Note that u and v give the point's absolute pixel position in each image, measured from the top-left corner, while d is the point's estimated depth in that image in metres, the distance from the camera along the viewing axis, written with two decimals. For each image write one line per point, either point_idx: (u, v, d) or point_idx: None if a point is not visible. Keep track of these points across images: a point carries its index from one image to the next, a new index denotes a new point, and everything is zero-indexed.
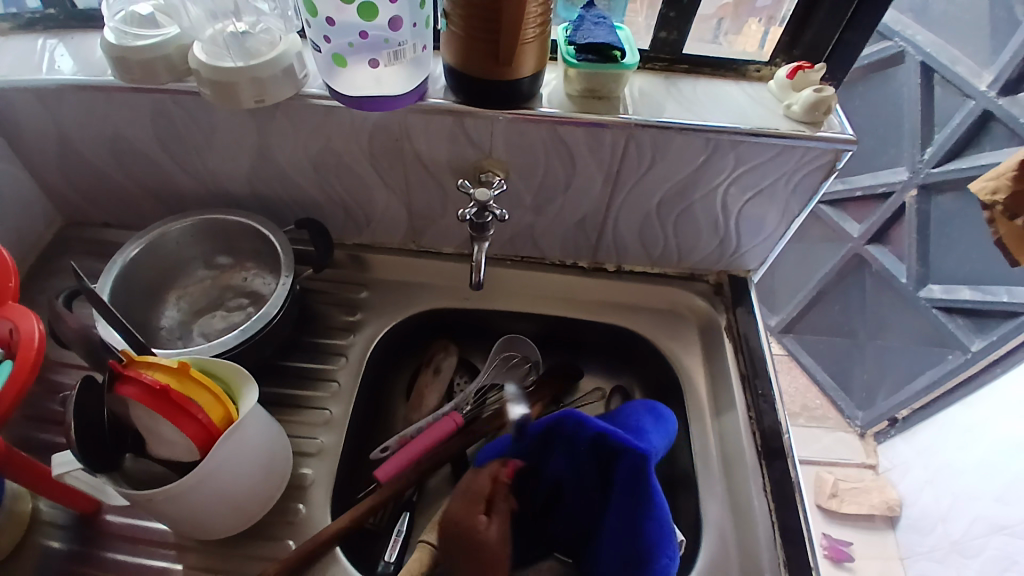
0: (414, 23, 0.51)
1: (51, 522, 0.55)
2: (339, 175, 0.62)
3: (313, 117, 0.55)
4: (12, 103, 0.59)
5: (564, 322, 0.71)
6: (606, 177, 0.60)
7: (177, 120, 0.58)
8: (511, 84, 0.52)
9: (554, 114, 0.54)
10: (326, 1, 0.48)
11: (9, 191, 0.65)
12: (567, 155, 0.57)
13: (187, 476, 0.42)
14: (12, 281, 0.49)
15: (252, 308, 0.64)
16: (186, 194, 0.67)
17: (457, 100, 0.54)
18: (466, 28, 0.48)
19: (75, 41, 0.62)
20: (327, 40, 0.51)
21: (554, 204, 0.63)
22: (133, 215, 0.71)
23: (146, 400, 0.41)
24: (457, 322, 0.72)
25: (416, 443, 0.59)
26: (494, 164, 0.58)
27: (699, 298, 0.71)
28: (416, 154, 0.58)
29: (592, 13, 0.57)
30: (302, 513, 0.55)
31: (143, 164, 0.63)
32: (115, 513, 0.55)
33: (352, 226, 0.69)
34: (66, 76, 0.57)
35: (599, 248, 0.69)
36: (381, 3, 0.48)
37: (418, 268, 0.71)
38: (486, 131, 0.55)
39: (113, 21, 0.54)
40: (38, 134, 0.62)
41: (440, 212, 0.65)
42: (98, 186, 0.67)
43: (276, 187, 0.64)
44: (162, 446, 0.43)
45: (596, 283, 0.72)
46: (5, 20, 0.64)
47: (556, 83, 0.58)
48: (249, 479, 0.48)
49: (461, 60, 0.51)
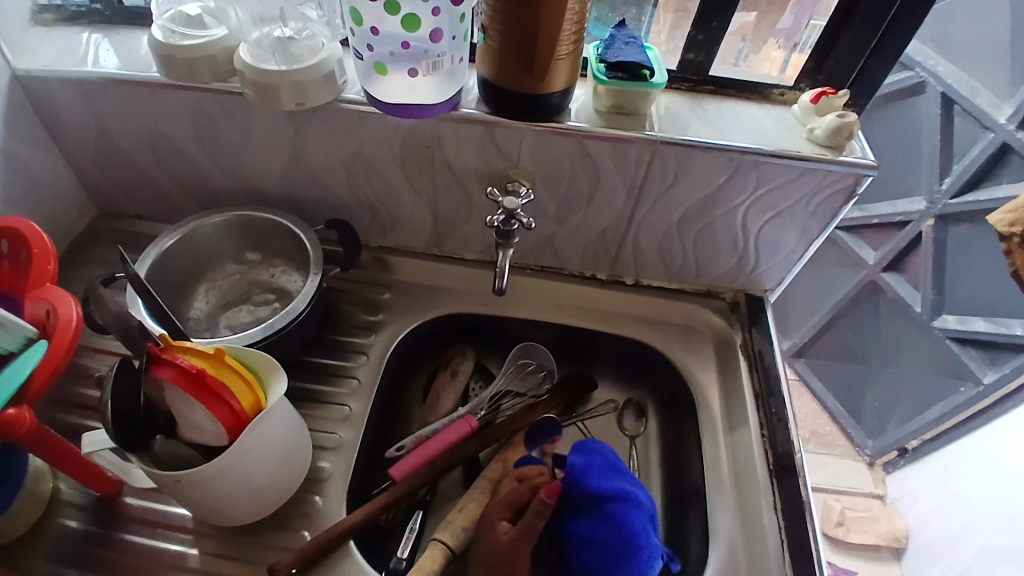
0: (453, 36, 0.53)
1: (72, 503, 0.56)
2: (369, 179, 0.64)
3: (348, 121, 0.58)
4: (59, 95, 0.62)
5: (581, 332, 0.72)
6: (630, 191, 0.61)
7: (216, 119, 0.60)
8: (541, 98, 0.53)
9: (582, 128, 0.56)
10: (371, 11, 0.51)
11: (50, 179, 0.67)
12: (593, 168, 0.59)
13: (219, 458, 0.44)
14: (52, 266, 0.51)
15: (278, 304, 0.66)
16: (219, 190, 0.69)
17: (488, 111, 0.56)
18: (504, 41, 0.50)
19: (119, 37, 0.64)
20: (369, 48, 0.53)
21: (577, 215, 0.64)
22: (166, 208, 0.73)
23: (182, 384, 0.42)
24: (475, 327, 0.73)
25: (432, 444, 0.61)
26: (520, 174, 0.60)
27: (715, 314, 0.72)
28: (445, 161, 0.60)
29: (623, 33, 0.58)
30: (318, 505, 0.56)
31: (181, 158, 0.66)
32: (134, 496, 0.57)
33: (378, 228, 0.70)
34: (111, 70, 0.59)
35: (619, 261, 0.70)
36: (424, 15, 0.51)
37: (440, 272, 0.73)
38: (515, 142, 0.57)
39: (162, 20, 0.56)
40: (82, 126, 0.64)
41: (464, 218, 0.67)
42: (134, 178, 0.70)
43: (307, 187, 0.66)
44: (193, 430, 0.44)
45: (613, 295, 0.73)
46: (50, 11, 0.66)
47: (584, 98, 0.60)
48: (271, 469, 0.49)
49: (495, 71, 0.53)
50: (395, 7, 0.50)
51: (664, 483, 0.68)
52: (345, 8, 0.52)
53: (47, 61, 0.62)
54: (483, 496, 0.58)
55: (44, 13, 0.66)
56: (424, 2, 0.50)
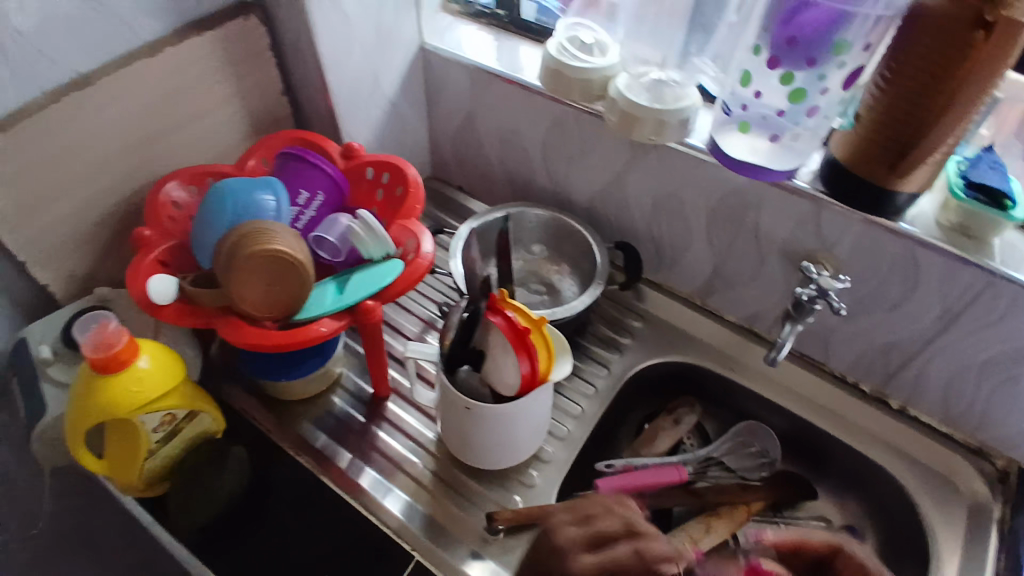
0: (825, 115, 0.55)
1: (345, 387, 0.68)
2: (671, 219, 0.68)
3: (681, 163, 0.63)
4: (448, 75, 0.75)
5: (815, 432, 0.70)
6: (942, 314, 0.58)
7: (570, 131, 0.69)
8: (888, 194, 0.53)
9: (914, 232, 0.55)
10: (763, 76, 0.55)
11: (412, 139, 0.82)
12: (912, 277, 0.57)
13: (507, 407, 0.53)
14: (418, 206, 0.61)
15: (548, 301, 0.73)
16: (534, 189, 0.78)
17: (824, 190, 0.58)
18: (873, 137, 0.51)
19: (503, 44, 0.75)
20: (743, 108, 0.57)
21: (867, 317, 0.63)
22: (481, 187, 0.84)
23: (504, 329, 0.51)
24: (708, 387, 0.74)
25: (639, 476, 0.64)
26: (828, 259, 0.61)
27: (979, 480, 0.65)
28: (755, 224, 0.63)
29: (991, 157, 0.56)
30: (535, 479, 0.61)
31: (518, 155, 0.76)
32: (395, 402, 0.67)
33: (653, 263, 0.74)
34: (498, 67, 0.71)
35: (894, 379, 0.67)
36: (813, 92, 0.53)
37: (694, 322, 0.74)
38: (838, 229, 0.58)
39: (562, 39, 0.65)
40: (455, 107, 0.78)
41: (744, 281, 0.68)
42: (471, 158, 0.82)
43: (611, 210, 0.73)
44: (497, 374, 0.52)
45: (868, 411, 0.69)
46: (461, 7, 0.80)
47: (925, 206, 0.58)
48: (526, 432, 0.56)
49: (852, 160, 0.54)
50: (789, 79, 0.53)
51: None
52: (735, 68, 0.57)
53: (448, 42, 0.75)
54: (679, 546, 0.60)
55: (453, 4, 0.80)
56: (818, 81, 0.53)
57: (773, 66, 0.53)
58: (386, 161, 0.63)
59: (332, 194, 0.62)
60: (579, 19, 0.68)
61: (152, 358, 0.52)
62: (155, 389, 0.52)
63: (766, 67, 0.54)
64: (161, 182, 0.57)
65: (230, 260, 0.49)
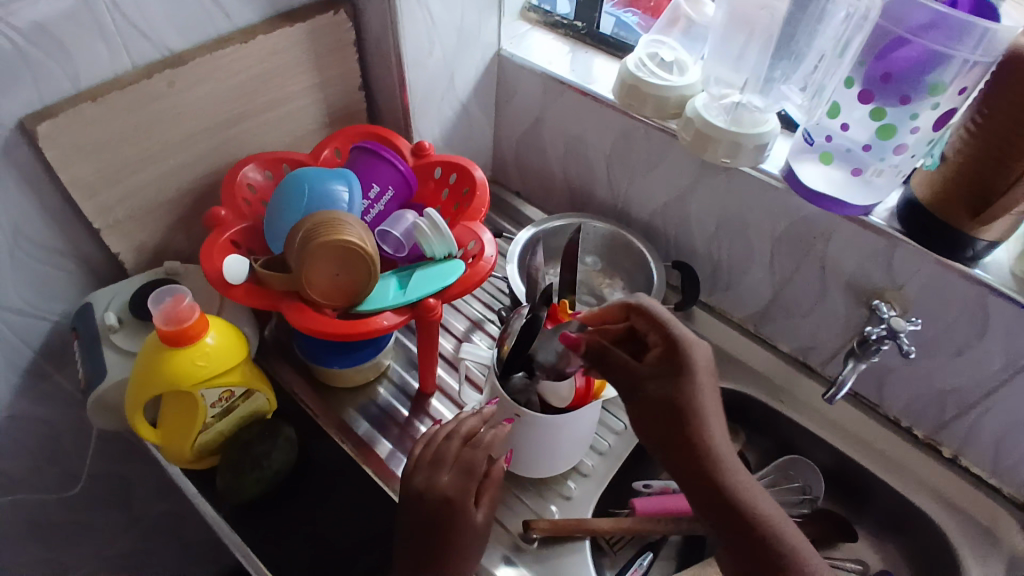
0: (913, 154, 0.53)
1: (390, 378, 0.70)
2: (729, 241, 0.68)
3: (748, 186, 0.63)
4: (522, 83, 0.77)
5: (863, 475, 0.67)
6: (1008, 365, 0.55)
7: (636, 146, 0.70)
8: (966, 238, 0.51)
9: (988, 280, 0.52)
10: (852, 109, 0.54)
11: (479, 141, 0.85)
12: (982, 322, 0.55)
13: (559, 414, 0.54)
14: (483, 210, 0.64)
15: (598, 315, 0.73)
16: (595, 200, 0.80)
17: (899, 228, 0.56)
18: (955, 179, 0.50)
19: (582, 55, 0.77)
20: (827, 139, 0.56)
21: (929, 360, 0.60)
22: (542, 194, 0.87)
23: None
24: (752, 416, 0.73)
25: (675, 501, 0.61)
26: (895, 297, 0.59)
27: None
28: (823, 256, 0.62)
29: None
30: (572, 490, 0.62)
31: (583, 165, 0.78)
32: (439, 398, 0.69)
33: (708, 284, 0.74)
34: (571, 78, 0.73)
35: (947, 429, 0.64)
36: (903, 129, 0.52)
37: (746, 348, 0.74)
38: (908, 269, 0.56)
39: (641, 54, 0.66)
40: (525, 115, 0.80)
41: (801, 310, 0.67)
42: (535, 165, 0.84)
43: (670, 227, 0.73)
44: (551, 382, 0.54)
45: (921, 460, 0.66)
46: (537, 13, 0.82)
47: (1002, 254, 0.55)
48: (571, 441, 0.58)
49: (931, 201, 0.52)
50: (880, 114, 0.52)
51: None
52: (824, 99, 0.56)
53: (526, 49, 0.77)
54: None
55: (532, 12, 0.82)
56: (911, 119, 0.51)
57: (865, 100, 0.52)
58: (455, 163, 0.66)
59: (400, 189, 0.66)
60: (658, 36, 0.69)
61: (218, 335, 0.56)
62: (217, 363, 0.56)
63: (857, 100, 0.53)
64: (241, 164, 0.62)
65: (302, 251, 0.52)
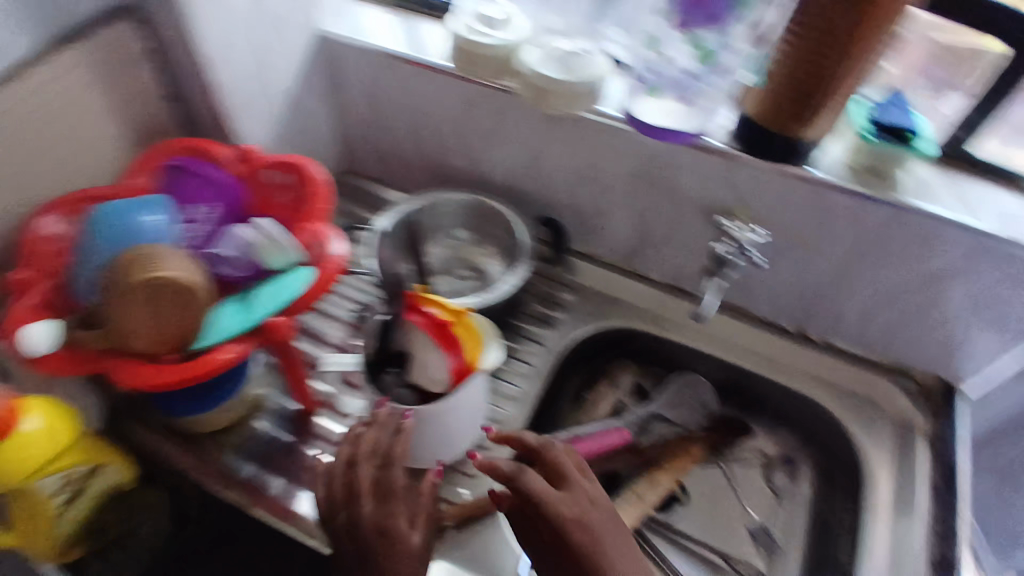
0: (728, 75, 0.60)
1: (270, 408, 0.64)
2: (589, 187, 0.68)
3: (595, 130, 0.63)
4: (350, 61, 0.72)
5: (749, 378, 0.72)
6: (849, 251, 0.60)
7: (479, 109, 0.68)
8: (792, 143, 0.55)
9: (826, 177, 0.56)
10: (673, 43, 0.60)
11: (318, 131, 0.78)
12: (820, 218, 0.59)
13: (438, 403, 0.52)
14: (323, 205, 0.59)
15: (478, 284, 0.72)
16: (452, 172, 0.77)
17: (736, 146, 0.58)
18: (778, 89, 0.53)
19: (406, 24, 0.72)
20: (653, 74, 0.60)
21: (784, 262, 0.65)
22: (398, 175, 0.82)
23: (428, 328, 0.52)
24: (643, 349, 0.75)
25: (587, 444, 0.66)
26: (742, 212, 0.62)
27: (906, 398, 0.67)
28: (673, 185, 0.63)
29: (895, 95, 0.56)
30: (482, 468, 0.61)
31: (432, 139, 0.74)
32: (325, 415, 0.64)
33: (577, 234, 0.75)
34: (401, 49, 0.68)
35: (809, 318, 0.70)
36: (718, 52, 0.59)
37: (624, 287, 0.75)
38: (750, 182, 0.59)
39: (467, 16, 0.63)
40: (361, 95, 0.75)
41: (665, 241, 0.69)
42: (384, 146, 0.79)
43: (530, 184, 0.72)
44: (420, 370, 0.53)
45: (792, 350, 0.71)
46: None
47: (834, 150, 0.59)
48: (464, 425, 0.55)
49: (759, 114, 0.55)
50: (699, 43, 0.59)
51: (807, 550, 0.66)
52: (644, 39, 0.62)
53: (347, 26, 0.71)
54: None
55: None
56: (722, 41, 0.58)
57: (681, 30, 0.59)
58: (281, 160, 0.60)
59: (229, 203, 0.60)
60: None
61: (43, 416, 0.48)
62: (44, 448, 0.48)
63: (676, 31, 0.60)
64: (40, 215, 0.51)
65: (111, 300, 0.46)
